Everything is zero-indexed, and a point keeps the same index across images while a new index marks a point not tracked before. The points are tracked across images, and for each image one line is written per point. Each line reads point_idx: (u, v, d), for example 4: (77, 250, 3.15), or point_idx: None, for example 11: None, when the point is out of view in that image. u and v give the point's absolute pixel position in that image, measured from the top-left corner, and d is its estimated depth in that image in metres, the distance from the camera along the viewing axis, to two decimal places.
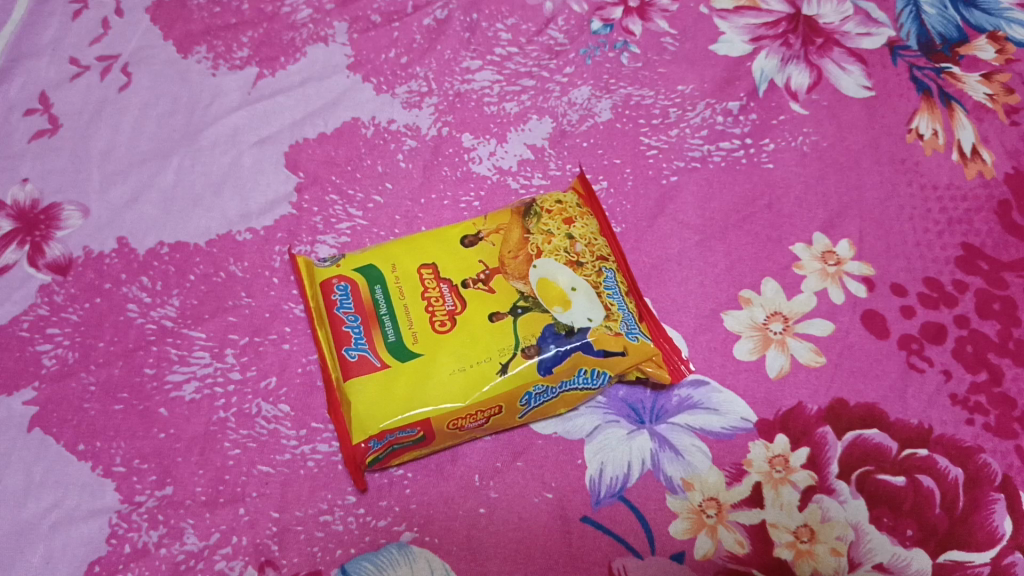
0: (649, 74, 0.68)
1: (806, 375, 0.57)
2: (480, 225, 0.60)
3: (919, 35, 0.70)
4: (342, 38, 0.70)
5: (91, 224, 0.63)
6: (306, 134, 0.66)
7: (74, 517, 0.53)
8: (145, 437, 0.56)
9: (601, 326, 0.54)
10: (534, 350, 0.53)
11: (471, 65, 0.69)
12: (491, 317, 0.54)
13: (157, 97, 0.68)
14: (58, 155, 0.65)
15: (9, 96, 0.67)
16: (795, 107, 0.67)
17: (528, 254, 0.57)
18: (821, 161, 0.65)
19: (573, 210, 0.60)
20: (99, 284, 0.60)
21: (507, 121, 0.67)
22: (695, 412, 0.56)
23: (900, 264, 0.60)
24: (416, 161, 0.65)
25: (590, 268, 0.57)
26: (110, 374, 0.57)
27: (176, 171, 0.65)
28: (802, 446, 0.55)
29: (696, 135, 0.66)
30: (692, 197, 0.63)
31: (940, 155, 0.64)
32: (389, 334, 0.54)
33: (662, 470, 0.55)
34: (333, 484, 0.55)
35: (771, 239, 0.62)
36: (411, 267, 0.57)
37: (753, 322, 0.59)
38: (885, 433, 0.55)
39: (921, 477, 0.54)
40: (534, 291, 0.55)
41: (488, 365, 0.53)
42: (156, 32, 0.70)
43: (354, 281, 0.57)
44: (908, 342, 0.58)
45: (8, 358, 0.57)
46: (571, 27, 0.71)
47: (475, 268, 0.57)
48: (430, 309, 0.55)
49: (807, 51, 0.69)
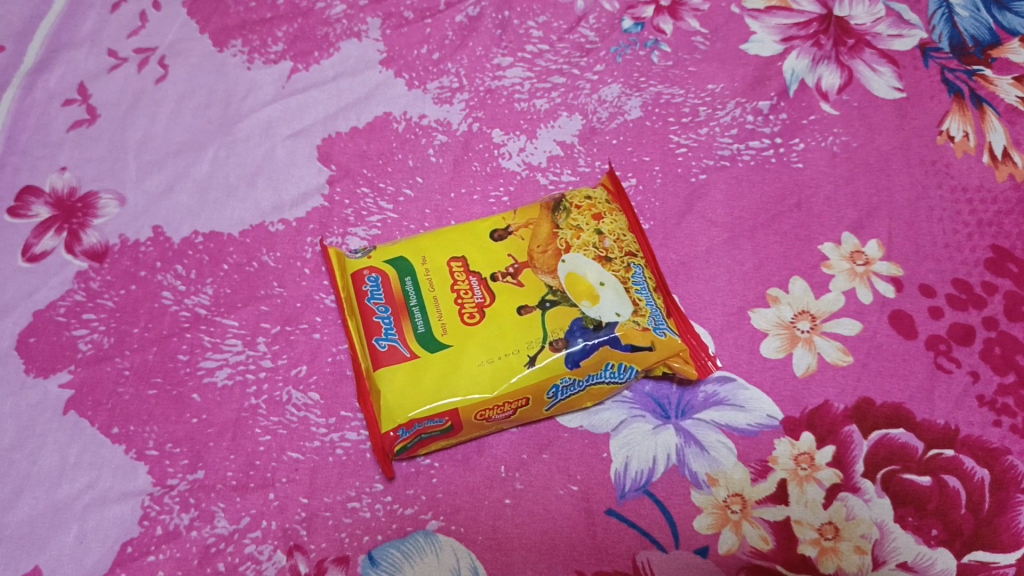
0: (679, 73, 0.69)
1: (832, 374, 0.57)
2: (510, 219, 0.60)
3: (951, 37, 0.70)
4: (376, 33, 0.71)
5: (127, 212, 0.64)
6: (339, 128, 0.67)
7: (107, 498, 0.54)
8: (178, 421, 0.57)
9: (629, 321, 0.55)
10: (562, 344, 0.54)
11: (502, 62, 0.70)
12: (520, 310, 0.55)
13: (193, 90, 0.69)
14: (96, 145, 0.67)
15: (49, 86, 0.68)
16: (825, 107, 0.67)
17: (557, 248, 0.57)
18: (851, 161, 0.65)
19: (603, 206, 0.60)
20: (135, 272, 0.61)
21: (537, 117, 0.67)
22: (721, 408, 0.57)
23: (929, 265, 0.60)
24: (447, 155, 0.66)
25: (618, 264, 0.57)
26: (144, 360, 0.58)
27: (211, 162, 0.66)
28: (827, 444, 0.55)
29: (726, 134, 0.66)
30: (721, 195, 0.64)
31: (971, 157, 0.64)
32: (418, 325, 0.55)
33: (686, 465, 0.55)
34: (361, 471, 0.55)
35: (800, 239, 0.62)
36: (441, 260, 0.58)
37: (780, 320, 0.59)
38: (912, 432, 0.55)
39: (947, 477, 0.54)
40: (562, 285, 0.56)
41: (516, 358, 0.53)
42: (192, 25, 0.71)
43: (384, 273, 0.58)
44: (936, 343, 0.58)
45: (45, 342, 0.59)
46: (603, 26, 0.71)
47: (504, 261, 0.57)
48: (460, 301, 0.56)
49: (838, 52, 0.69)
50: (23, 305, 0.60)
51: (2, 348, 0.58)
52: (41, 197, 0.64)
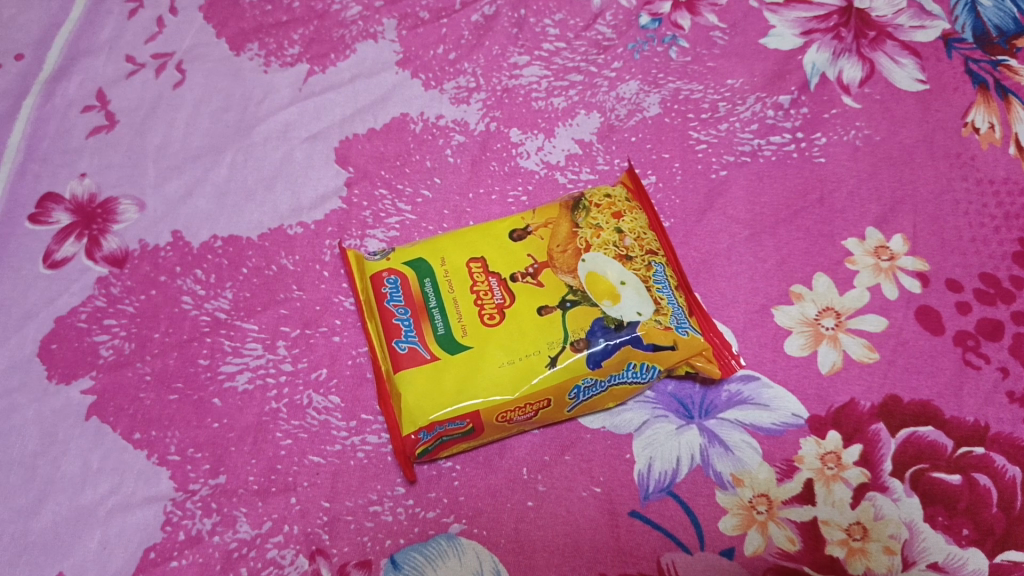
0: (698, 69, 0.68)
1: (858, 372, 0.56)
2: (529, 219, 0.60)
3: (974, 28, 0.68)
4: (392, 34, 0.70)
5: (147, 218, 0.64)
6: (356, 130, 0.67)
7: (130, 503, 0.54)
8: (199, 426, 0.57)
9: (650, 320, 0.54)
10: (583, 344, 0.53)
11: (519, 61, 0.69)
12: (540, 311, 0.55)
13: (211, 94, 0.69)
14: (115, 150, 0.67)
15: (68, 93, 0.69)
16: (847, 100, 0.66)
17: (577, 247, 0.57)
18: (874, 155, 0.64)
19: (622, 205, 0.59)
20: (155, 277, 0.61)
21: (554, 116, 0.67)
22: (745, 407, 0.56)
23: (955, 260, 0.59)
24: (464, 156, 0.66)
25: (639, 263, 0.56)
26: (165, 365, 0.58)
27: (229, 166, 0.66)
28: (854, 443, 0.54)
29: (746, 129, 0.65)
30: (742, 192, 0.63)
31: (997, 149, 0.63)
32: (438, 327, 0.55)
33: (711, 466, 0.54)
34: (382, 475, 0.55)
35: (823, 234, 0.61)
36: (461, 261, 0.57)
37: (804, 317, 0.58)
38: (940, 430, 0.54)
39: (977, 476, 0.53)
40: (583, 285, 0.55)
41: (537, 359, 0.53)
42: (209, 30, 0.71)
43: (403, 275, 0.57)
44: (963, 338, 0.57)
45: (66, 348, 0.59)
46: (620, 22, 0.70)
47: (524, 262, 0.57)
48: (480, 302, 0.55)
49: (859, 44, 0.68)
50: (45, 312, 0.60)
51: (25, 355, 0.59)
52: (61, 203, 0.65)
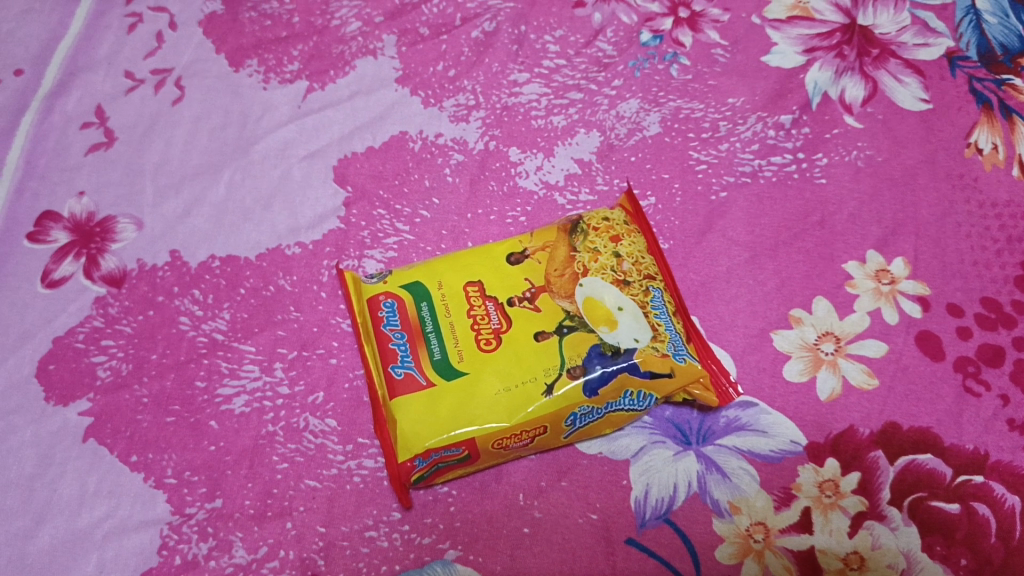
0: (699, 87, 0.67)
1: (858, 398, 0.56)
2: (526, 242, 0.59)
3: (978, 45, 0.68)
4: (391, 51, 0.70)
5: (144, 237, 0.64)
6: (355, 148, 0.67)
7: (127, 527, 0.54)
8: (196, 449, 0.57)
9: (648, 347, 0.54)
10: (580, 371, 0.53)
11: (519, 78, 0.69)
12: (537, 336, 0.54)
13: (209, 111, 0.69)
14: (113, 168, 0.67)
15: (67, 109, 0.68)
16: (849, 120, 0.65)
17: (574, 271, 0.56)
18: (876, 176, 0.63)
19: (621, 227, 0.59)
20: (152, 297, 0.61)
21: (554, 135, 0.66)
22: (743, 434, 0.56)
23: (957, 284, 0.59)
24: (463, 175, 0.65)
25: (637, 287, 0.56)
26: (162, 387, 0.58)
27: (227, 185, 0.66)
28: (852, 470, 0.54)
29: (747, 149, 0.65)
30: (741, 213, 0.62)
31: (1001, 171, 0.62)
32: (435, 352, 0.54)
33: (708, 493, 0.54)
34: (378, 499, 0.55)
35: (823, 257, 0.61)
36: (458, 284, 0.57)
37: (803, 342, 0.58)
38: (939, 458, 0.54)
39: (976, 505, 0.53)
40: (580, 310, 0.55)
41: (533, 387, 0.53)
42: (208, 45, 0.71)
43: (400, 298, 0.57)
44: (964, 365, 0.56)
45: (64, 369, 0.59)
46: (620, 39, 0.70)
47: (521, 286, 0.56)
48: (476, 327, 0.55)
49: (862, 62, 0.67)
50: (43, 332, 0.60)
51: (22, 375, 0.59)
52: (60, 222, 0.64)
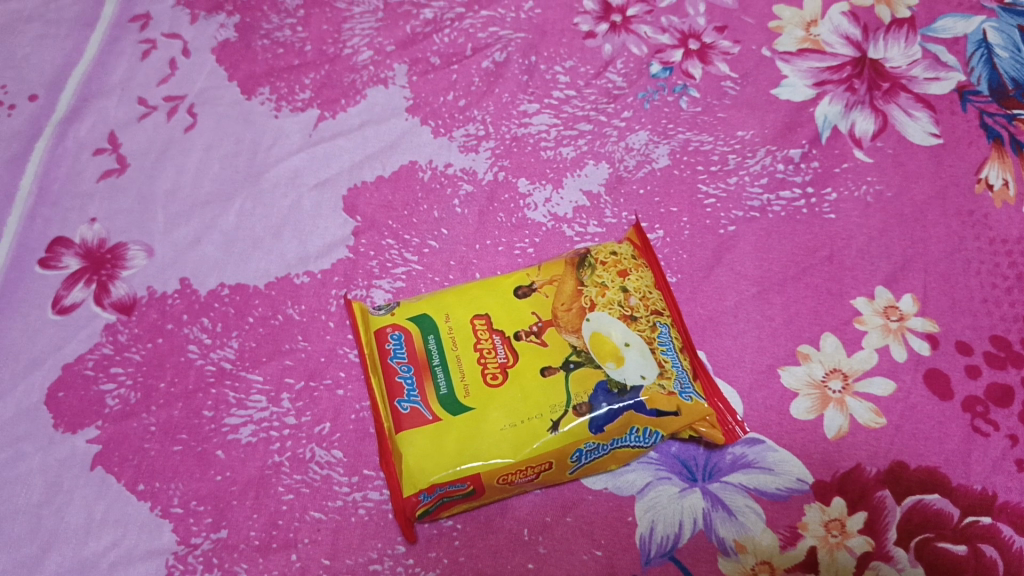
0: (709, 120, 0.68)
1: (865, 437, 0.56)
2: (534, 275, 0.59)
3: (990, 80, 0.68)
4: (402, 80, 0.70)
5: (155, 264, 0.64)
6: (365, 177, 0.67)
7: (133, 557, 0.54)
8: (202, 478, 0.57)
9: (654, 385, 0.54)
10: (586, 408, 0.53)
11: (529, 109, 0.69)
12: (543, 371, 0.54)
13: (221, 138, 0.69)
14: (125, 195, 0.67)
15: (80, 135, 0.69)
16: (859, 154, 0.65)
17: (582, 306, 0.56)
18: (885, 212, 0.63)
19: (629, 262, 0.59)
20: (162, 325, 0.62)
21: (563, 166, 0.66)
22: (750, 471, 0.55)
23: (966, 321, 0.59)
24: (471, 206, 0.66)
25: (644, 323, 0.56)
26: (170, 416, 0.59)
27: (238, 213, 0.66)
28: (859, 510, 0.54)
29: (756, 183, 0.65)
30: (750, 247, 0.62)
31: (1011, 208, 0.62)
32: (441, 386, 0.54)
33: (713, 531, 0.54)
34: (383, 532, 0.55)
35: (832, 293, 0.60)
36: (465, 317, 0.57)
37: (811, 378, 0.58)
38: (947, 498, 0.54)
39: (983, 546, 0.53)
40: (586, 346, 0.55)
41: (539, 423, 0.53)
42: (220, 73, 0.71)
43: (407, 331, 0.57)
44: (972, 404, 0.56)
45: (73, 397, 0.59)
46: (631, 70, 0.70)
47: (528, 320, 0.56)
48: (483, 361, 0.55)
49: (872, 96, 0.67)
50: (53, 359, 0.60)
51: (32, 403, 0.59)
52: (71, 248, 0.65)
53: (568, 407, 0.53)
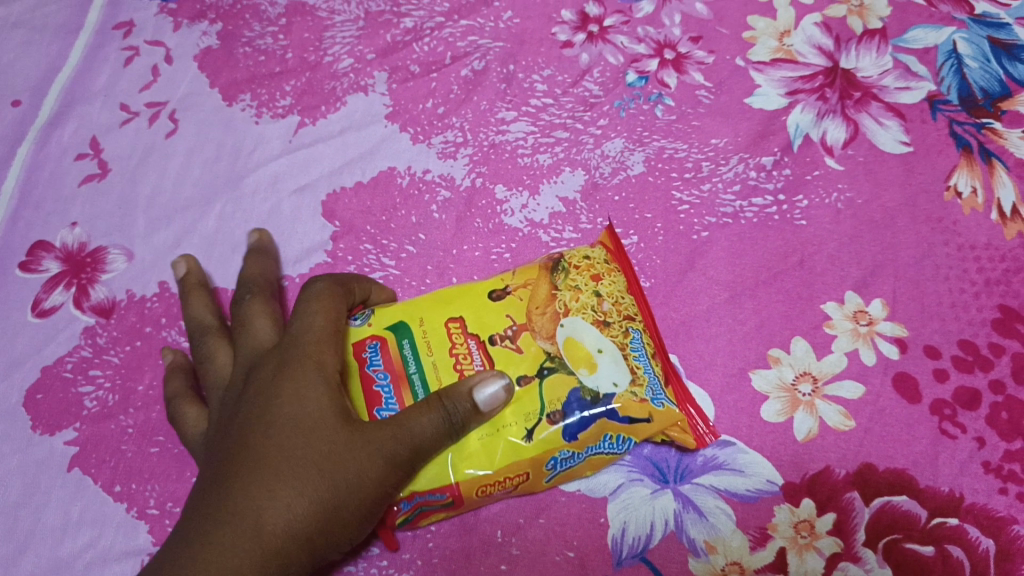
0: (683, 127, 0.68)
1: (834, 439, 0.57)
2: (509, 280, 0.59)
3: (960, 89, 0.69)
4: (382, 88, 0.71)
5: (134, 267, 0.65)
6: (344, 183, 0.68)
7: (108, 557, 0.55)
8: (179, 480, 0.58)
9: (626, 392, 0.54)
10: (559, 416, 0.53)
11: (506, 116, 0.70)
12: (518, 379, 0.54)
13: (202, 144, 0.70)
14: (106, 199, 0.68)
15: (62, 141, 0.70)
16: (830, 162, 0.66)
17: (555, 311, 0.56)
18: (856, 218, 0.64)
19: (602, 266, 0.59)
20: (141, 328, 0.63)
21: (540, 173, 0.67)
22: (721, 472, 0.56)
23: (935, 326, 0.60)
24: (449, 212, 0.66)
25: (616, 328, 0.55)
26: (148, 418, 0.60)
27: (218, 217, 0.67)
28: (828, 511, 0.55)
29: (729, 190, 0.65)
30: (723, 253, 0.63)
31: (980, 215, 0.63)
32: (418, 394, 0.54)
33: (684, 532, 0.55)
34: None
35: (802, 297, 0.61)
36: (439, 322, 0.57)
37: (781, 381, 0.59)
38: (915, 499, 0.55)
39: (951, 547, 0.53)
40: (560, 351, 0.54)
41: (512, 430, 0.52)
42: (202, 79, 0.72)
43: (383, 339, 0.56)
44: (940, 407, 0.57)
45: (51, 399, 0.60)
46: (607, 79, 0.71)
47: (502, 323, 0.56)
48: (459, 368, 0.55)
49: (843, 105, 0.68)
50: (32, 361, 0.61)
51: (11, 404, 0.60)
52: (52, 251, 0.66)
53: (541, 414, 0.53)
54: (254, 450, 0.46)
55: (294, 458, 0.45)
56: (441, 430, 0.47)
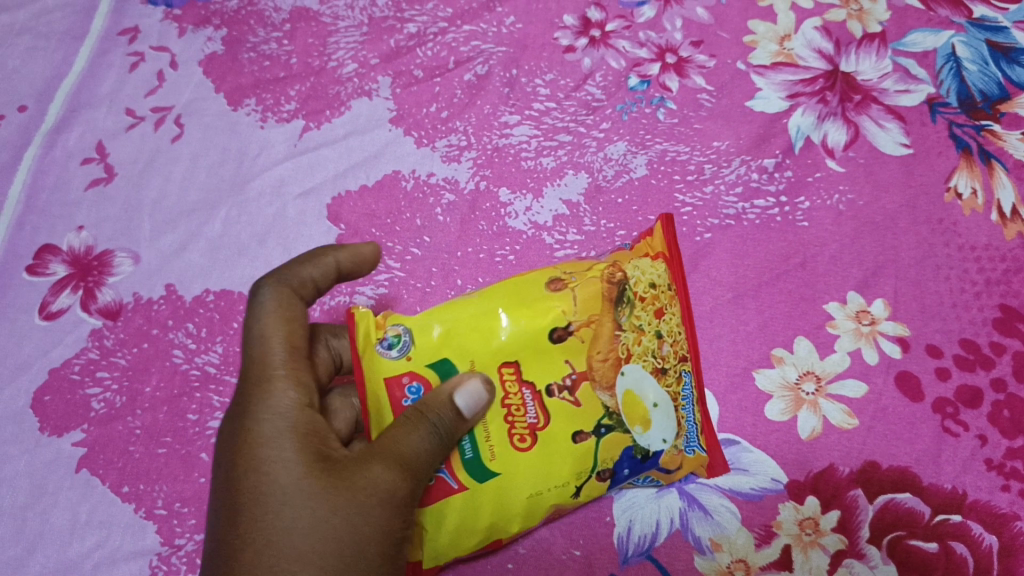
0: (685, 130, 0.69)
1: (837, 438, 0.57)
2: (567, 307, 0.52)
3: (959, 92, 0.69)
4: (386, 92, 0.72)
5: (141, 270, 0.65)
6: (349, 186, 0.68)
7: (116, 558, 0.56)
8: (186, 480, 0.58)
9: (671, 447, 0.54)
10: (609, 474, 0.53)
11: (509, 120, 0.70)
12: (575, 438, 0.51)
13: (207, 148, 0.70)
14: (112, 203, 0.68)
15: (68, 146, 0.70)
16: (831, 164, 0.67)
17: (619, 357, 0.52)
18: (857, 220, 0.65)
19: (665, 295, 0.54)
20: (147, 330, 0.63)
21: (543, 176, 0.68)
22: (725, 471, 0.57)
23: (936, 325, 0.60)
24: (453, 215, 0.67)
25: (673, 376, 0.53)
26: (155, 419, 0.60)
27: (223, 221, 0.67)
28: (832, 509, 0.55)
29: (731, 192, 0.66)
30: (725, 254, 0.64)
31: (980, 216, 0.64)
32: (466, 449, 0.51)
33: (690, 530, 0.56)
34: None
35: (805, 298, 0.62)
36: (491, 366, 0.52)
37: (784, 381, 0.59)
38: (918, 497, 0.55)
39: (954, 544, 0.54)
40: (619, 407, 0.52)
41: (564, 490, 0.52)
42: (208, 84, 0.73)
43: (425, 380, 0.52)
44: (942, 405, 0.57)
45: (59, 400, 0.61)
46: (609, 84, 0.72)
47: (561, 370, 0.52)
48: (510, 421, 0.51)
49: (844, 108, 0.69)
50: (39, 364, 0.62)
51: (18, 407, 0.61)
52: (59, 255, 0.66)
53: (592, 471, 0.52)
54: (253, 530, 0.44)
55: (295, 527, 0.44)
56: (432, 442, 0.47)
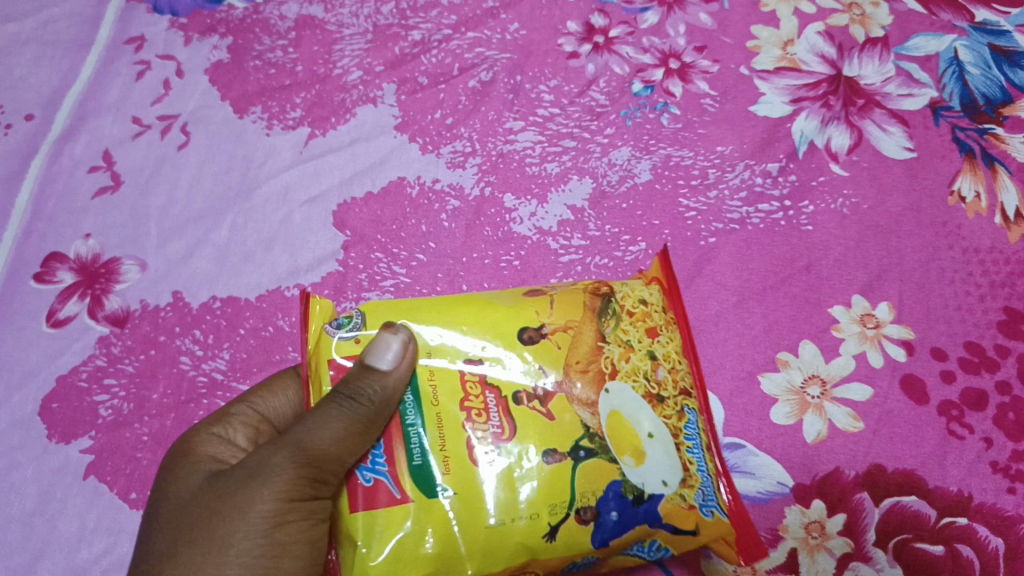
0: (689, 135, 0.69)
1: (843, 441, 0.57)
2: (545, 316, 0.53)
3: (962, 96, 0.69)
4: (391, 99, 0.72)
5: (148, 277, 0.66)
6: (354, 193, 0.69)
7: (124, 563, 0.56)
8: None
9: (674, 495, 0.50)
10: (591, 514, 0.49)
11: (514, 126, 0.71)
12: (546, 455, 0.49)
13: (214, 156, 0.71)
14: (119, 211, 0.69)
15: (75, 154, 0.71)
16: (835, 168, 0.67)
17: (601, 369, 0.51)
18: (861, 223, 0.65)
19: (660, 316, 0.54)
20: (155, 336, 0.63)
21: (548, 181, 0.68)
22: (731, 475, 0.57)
23: (942, 329, 0.60)
24: (459, 220, 0.67)
25: (672, 406, 0.51)
26: (162, 426, 0.60)
27: (230, 228, 0.68)
28: (838, 512, 0.56)
29: (735, 197, 0.66)
30: (730, 258, 0.64)
31: (984, 219, 0.64)
32: (414, 454, 0.48)
33: None
34: None
35: (809, 302, 0.62)
36: (453, 365, 0.50)
37: (790, 385, 0.59)
38: (924, 500, 0.55)
39: (961, 547, 0.54)
40: (602, 429, 0.50)
41: (535, 523, 0.48)
42: (214, 92, 0.73)
43: None
44: (948, 408, 0.58)
45: (67, 407, 0.61)
46: (613, 89, 0.72)
47: (534, 377, 0.50)
48: (470, 426, 0.49)
49: (847, 112, 0.69)
50: (47, 371, 0.62)
51: (26, 413, 0.61)
52: (66, 263, 0.66)
53: (571, 507, 0.49)
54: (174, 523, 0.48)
55: (201, 531, 0.46)
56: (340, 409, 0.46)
